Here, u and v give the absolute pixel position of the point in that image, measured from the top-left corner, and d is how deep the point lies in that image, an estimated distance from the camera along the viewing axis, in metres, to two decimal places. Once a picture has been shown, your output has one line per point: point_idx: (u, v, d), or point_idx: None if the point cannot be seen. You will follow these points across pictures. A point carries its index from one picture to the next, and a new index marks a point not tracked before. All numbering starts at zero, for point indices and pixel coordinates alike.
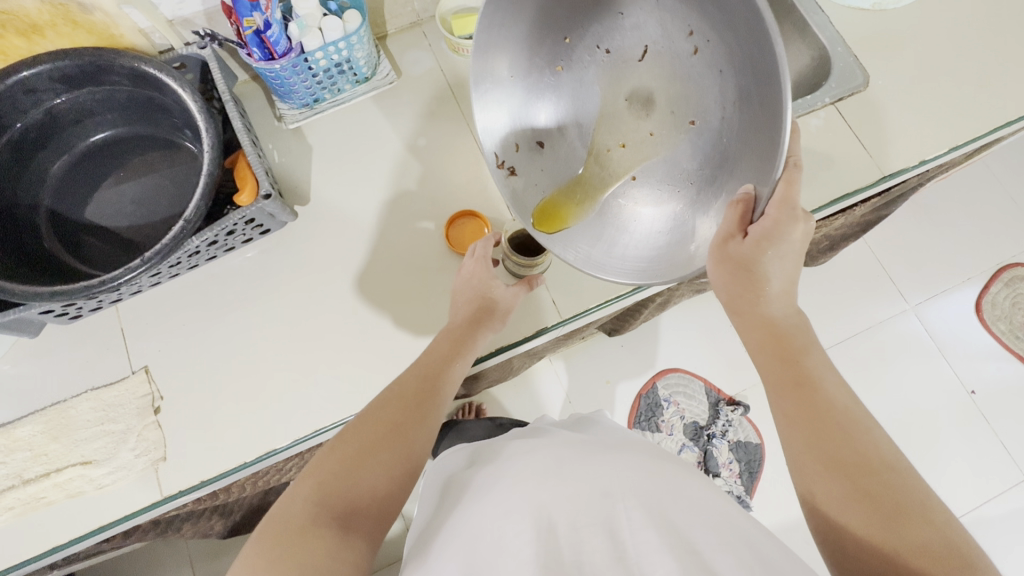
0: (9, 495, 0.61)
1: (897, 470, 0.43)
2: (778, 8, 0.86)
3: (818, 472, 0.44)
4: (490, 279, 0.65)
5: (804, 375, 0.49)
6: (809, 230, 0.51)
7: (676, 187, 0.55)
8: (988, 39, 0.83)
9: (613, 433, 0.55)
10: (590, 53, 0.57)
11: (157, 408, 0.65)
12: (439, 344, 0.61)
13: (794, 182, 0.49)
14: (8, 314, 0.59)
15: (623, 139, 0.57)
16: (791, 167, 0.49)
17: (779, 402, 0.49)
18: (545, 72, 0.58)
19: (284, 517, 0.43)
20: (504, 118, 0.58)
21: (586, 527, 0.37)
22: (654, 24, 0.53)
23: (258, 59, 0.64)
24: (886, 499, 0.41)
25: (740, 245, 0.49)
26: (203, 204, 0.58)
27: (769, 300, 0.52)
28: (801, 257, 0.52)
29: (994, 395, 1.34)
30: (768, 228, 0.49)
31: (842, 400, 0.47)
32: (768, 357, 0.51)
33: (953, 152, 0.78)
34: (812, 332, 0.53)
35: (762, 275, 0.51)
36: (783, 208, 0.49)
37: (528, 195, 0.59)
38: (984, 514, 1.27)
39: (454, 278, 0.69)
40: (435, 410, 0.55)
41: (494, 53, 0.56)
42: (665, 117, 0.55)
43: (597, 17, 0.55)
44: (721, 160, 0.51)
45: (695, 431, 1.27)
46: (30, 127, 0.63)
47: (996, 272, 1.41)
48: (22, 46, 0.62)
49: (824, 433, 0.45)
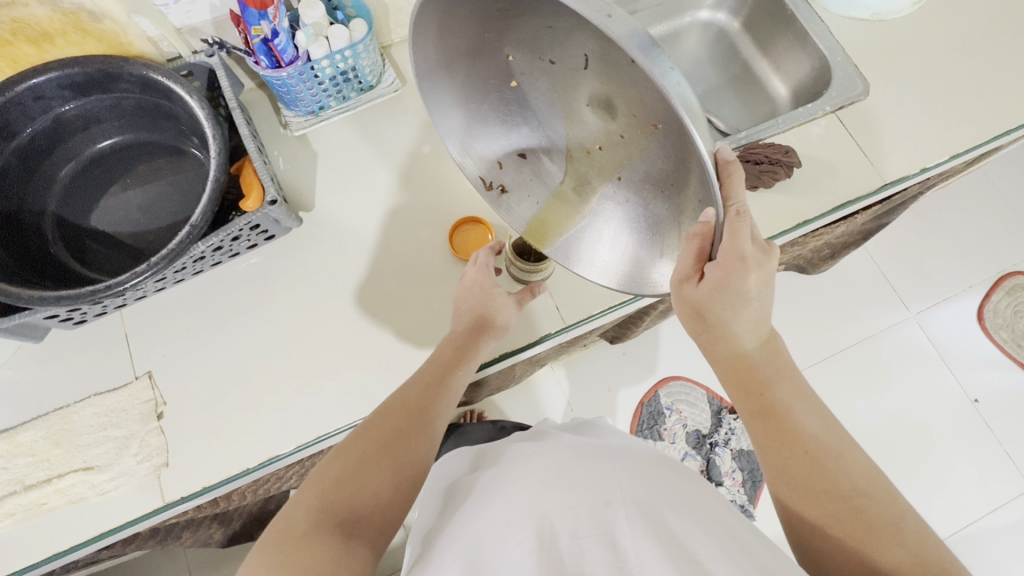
0: (11, 501, 0.61)
1: (868, 493, 0.44)
2: (777, 18, 0.87)
3: (792, 498, 0.46)
4: (491, 289, 0.65)
5: (773, 406, 0.49)
6: (767, 269, 0.49)
7: (654, 191, 0.48)
8: (986, 50, 0.84)
9: (617, 437, 0.55)
10: (537, 63, 0.49)
11: (160, 414, 0.65)
12: (441, 351, 0.62)
13: (738, 233, 0.45)
14: (13, 319, 0.59)
15: (598, 140, 0.50)
16: (733, 216, 0.44)
17: (752, 429, 0.51)
18: (504, 90, 0.54)
19: (288, 523, 0.43)
20: (483, 142, 0.61)
21: (588, 536, 0.37)
22: (578, 31, 0.41)
23: (265, 67, 0.64)
24: (858, 526, 0.43)
25: (694, 290, 0.48)
26: (209, 211, 0.59)
27: (732, 339, 0.51)
28: (763, 292, 0.50)
29: (997, 404, 1.33)
30: (721, 276, 0.46)
31: (811, 426, 0.48)
32: (735, 387, 0.52)
33: (953, 160, 0.78)
34: (779, 356, 0.52)
35: (719, 318, 0.50)
36: (729, 259, 0.45)
37: (522, 209, 0.63)
38: (990, 524, 1.26)
39: (456, 286, 0.70)
40: (436, 417, 0.56)
41: (446, 98, 0.58)
42: (630, 121, 0.45)
43: (529, 26, 0.46)
44: (686, 169, 0.43)
45: (697, 439, 1.26)
46: (39, 134, 0.64)
47: (998, 279, 1.41)
48: (32, 53, 0.63)
49: (793, 462, 0.47)
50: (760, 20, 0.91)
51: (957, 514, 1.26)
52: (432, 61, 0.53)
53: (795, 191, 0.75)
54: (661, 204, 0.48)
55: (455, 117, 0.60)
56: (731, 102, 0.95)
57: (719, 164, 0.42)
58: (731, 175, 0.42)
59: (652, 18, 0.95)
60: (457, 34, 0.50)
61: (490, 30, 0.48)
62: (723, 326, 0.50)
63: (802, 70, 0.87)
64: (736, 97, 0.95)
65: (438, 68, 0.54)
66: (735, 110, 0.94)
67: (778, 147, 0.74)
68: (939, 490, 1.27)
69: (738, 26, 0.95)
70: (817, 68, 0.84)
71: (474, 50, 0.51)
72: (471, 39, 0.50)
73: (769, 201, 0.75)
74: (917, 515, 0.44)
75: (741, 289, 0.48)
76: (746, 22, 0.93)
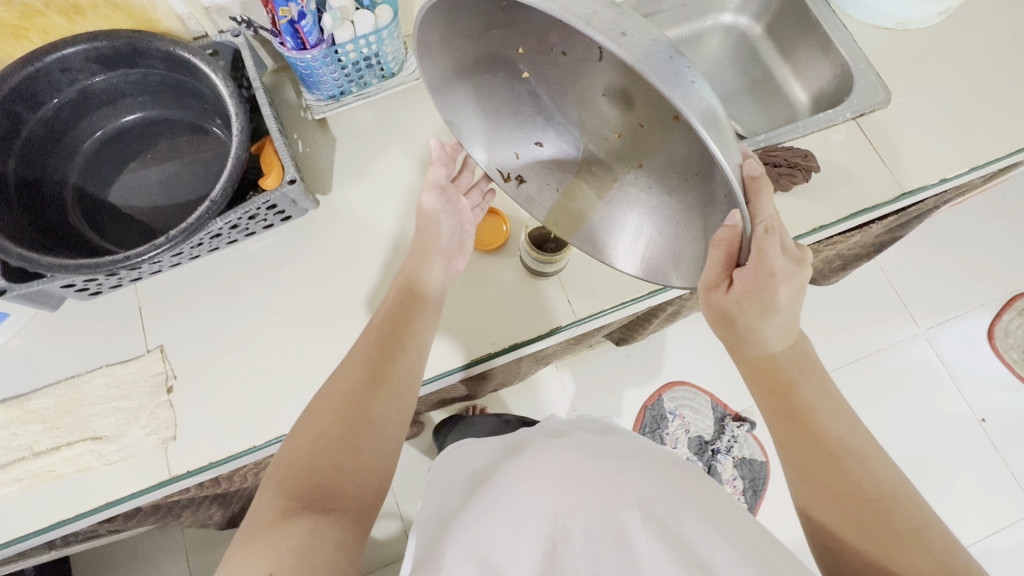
0: (18, 467, 0.61)
1: (890, 498, 0.44)
2: (801, 24, 0.87)
3: (812, 499, 0.47)
4: (431, 216, 0.65)
5: (798, 408, 0.50)
6: (799, 285, 0.49)
7: (676, 182, 0.48)
8: (1009, 64, 0.84)
9: (643, 440, 0.54)
10: (549, 55, 0.49)
11: (170, 387, 0.65)
12: (395, 311, 0.60)
13: (766, 249, 0.45)
14: (31, 286, 0.60)
15: (617, 128, 0.52)
16: (762, 233, 0.44)
17: (775, 431, 0.51)
18: (515, 83, 0.54)
19: (255, 517, 0.43)
20: (499, 140, 0.58)
21: (602, 537, 0.36)
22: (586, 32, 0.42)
23: (291, 49, 0.65)
24: (881, 530, 0.43)
25: (722, 297, 0.50)
26: (228, 188, 0.59)
27: (760, 344, 0.52)
28: (795, 304, 0.51)
29: (1004, 424, 1.32)
30: (748, 287, 0.48)
31: (836, 429, 0.48)
32: (760, 390, 0.53)
33: (973, 172, 0.78)
34: (808, 362, 0.53)
35: (747, 325, 0.51)
36: (757, 273, 0.47)
37: (542, 200, 0.61)
38: (992, 545, 1.25)
39: (430, 186, 0.65)
40: (396, 375, 0.54)
41: (457, 97, 0.55)
42: (650, 111, 0.48)
43: (539, 24, 0.45)
44: (702, 165, 0.44)
45: (699, 445, 1.26)
46: (65, 105, 0.65)
47: (1009, 299, 1.40)
48: (62, 25, 0.63)
49: (816, 463, 0.47)
50: (783, 25, 0.91)
51: (959, 532, 1.24)
52: (441, 66, 0.51)
53: (811, 195, 0.75)
54: (683, 193, 0.48)
55: (470, 118, 0.57)
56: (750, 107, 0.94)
57: (745, 180, 0.42)
58: (758, 190, 0.42)
59: (675, 19, 0.95)
60: (463, 39, 0.48)
61: (495, 28, 0.47)
62: (752, 333, 0.52)
63: (824, 76, 0.87)
64: (755, 102, 0.95)
65: (446, 75, 0.53)
66: (754, 116, 0.94)
67: (797, 151, 0.74)
68: (942, 508, 1.25)
69: (761, 31, 0.95)
70: (838, 76, 0.84)
71: (479, 53, 0.50)
72: (478, 42, 0.49)
73: (785, 207, 0.74)
74: (943, 527, 0.43)
75: (768, 301, 0.49)
76: (769, 27, 0.93)
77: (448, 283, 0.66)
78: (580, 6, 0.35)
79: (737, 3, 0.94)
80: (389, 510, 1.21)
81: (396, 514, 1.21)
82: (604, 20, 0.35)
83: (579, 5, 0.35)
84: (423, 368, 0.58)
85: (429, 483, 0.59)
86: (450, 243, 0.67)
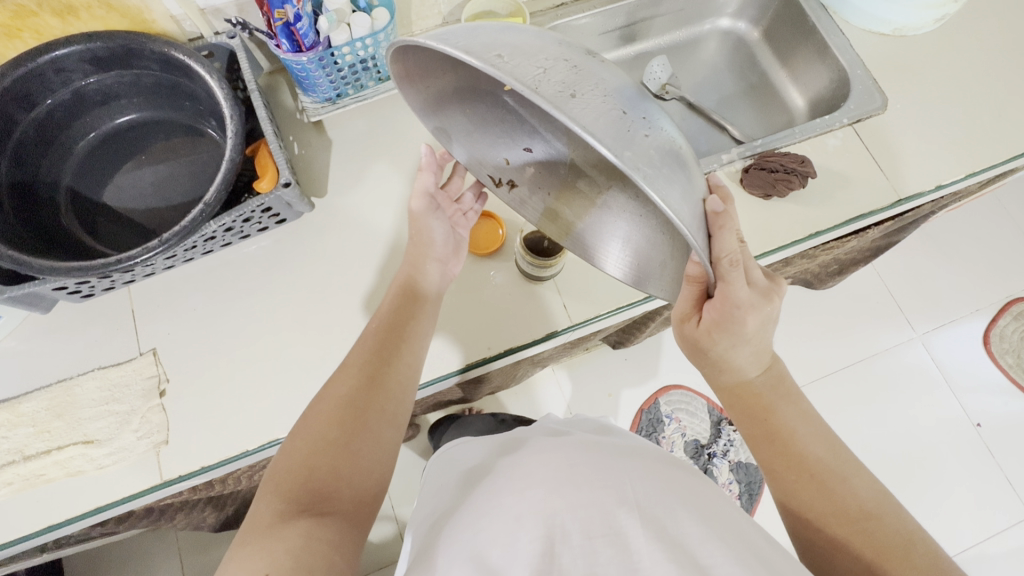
0: (9, 470, 0.61)
1: (875, 515, 0.44)
2: (799, 30, 0.87)
3: (798, 521, 0.47)
4: (423, 223, 0.64)
5: (776, 432, 0.50)
6: (767, 315, 0.49)
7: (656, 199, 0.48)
8: (1006, 70, 0.84)
9: (638, 440, 0.54)
10: None
11: (163, 391, 0.65)
12: (391, 314, 0.59)
13: (732, 281, 0.45)
14: (21, 289, 0.59)
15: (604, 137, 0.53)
16: (727, 265, 0.44)
17: (758, 456, 0.51)
18: (498, 94, 0.52)
19: (252, 522, 0.42)
20: (487, 146, 0.57)
21: (599, 536, 0.36)
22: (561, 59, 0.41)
23: (286, 51, 0.64)
24: (868, 549, 0.42)
25: (694, 328, 0.51)
26: (223, 190, 0.59)
27: (736, 371, 0.52)
28: (763, 334, 0.51)
29: (999, 428, 1.32)
30: (716, 318, 0.49)
31: (815, 449, 0.48)
32: (740, 416, 0.53)
33: (970, 178, 0.78)
34: (783, 385, 0.53)
35: (719, 353, 0.51)
36: (724, 305, 0.47)
37: (534, 204, 0.59)
38: (987, 550, 1.25)
39: (422, 194, 0.64)
40: (391, 380, 0.54)
41: (438, 110, 0.53)
42: None
43: None
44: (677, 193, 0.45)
45: (695, 449, 1.25)
46: (58, 106, 0.64)
47: (1006, 304, 1.40)
48: (55, 26, 0.63)
49: (800, 485, 0.47)
50: (781, 30, 0.91)
51: (954, 538, 1.24)
52: (421, 93, 0.50)
53: (809, 201, 0.75)
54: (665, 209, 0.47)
55: (457, 125, 0.55)
56: (747, 111, 0.94)
57: (709, 217, 0.40)
58: (722, 226, 0.41)
59: (672, 23, 0.95)
60: (442, 65, 0.46)
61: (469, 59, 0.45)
62: (725, 361, 0.52)
63: (822, 81, 0.87)
64: (752, 107, 0.95)
65: (428, 96, 0.51)
66: (751, 119, 0.94)
67: (793, 157, 0.74)
68: (937, 513, 1.25)
69: (759, 36, 0.95)
70: (835, 81, 0.84)
71: (460, 78, 0.48)
72: (456, 71, 0.47)
73: (782, 212, 0.74)
74: (930, 541, 0.43)
75: (739, 330, 0.49)
76: (768, 32, 0.93)
77: (445, 285, 0.66)
78: (529, 67, 0.33)
79: (735, 7, 0.94)
80: (385, 513, 1.21)
81: (392, 517, 1.21)
82: (553, 82, 0.33)
83: (528, 68, 0.33)
84: (420, 373, 0.58)
85: (425, 480, 0.59)
86: (445, 248, 0.66)
